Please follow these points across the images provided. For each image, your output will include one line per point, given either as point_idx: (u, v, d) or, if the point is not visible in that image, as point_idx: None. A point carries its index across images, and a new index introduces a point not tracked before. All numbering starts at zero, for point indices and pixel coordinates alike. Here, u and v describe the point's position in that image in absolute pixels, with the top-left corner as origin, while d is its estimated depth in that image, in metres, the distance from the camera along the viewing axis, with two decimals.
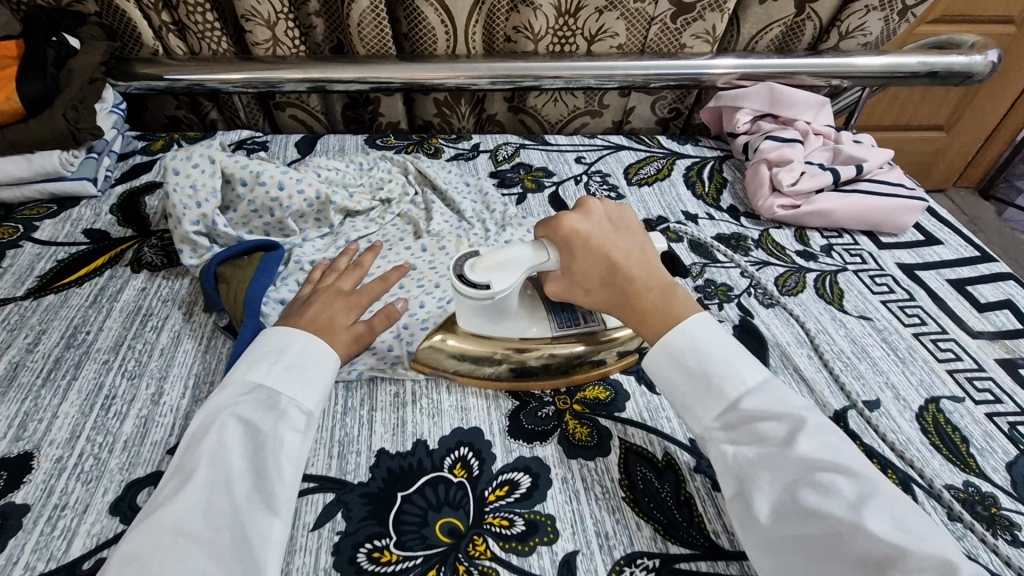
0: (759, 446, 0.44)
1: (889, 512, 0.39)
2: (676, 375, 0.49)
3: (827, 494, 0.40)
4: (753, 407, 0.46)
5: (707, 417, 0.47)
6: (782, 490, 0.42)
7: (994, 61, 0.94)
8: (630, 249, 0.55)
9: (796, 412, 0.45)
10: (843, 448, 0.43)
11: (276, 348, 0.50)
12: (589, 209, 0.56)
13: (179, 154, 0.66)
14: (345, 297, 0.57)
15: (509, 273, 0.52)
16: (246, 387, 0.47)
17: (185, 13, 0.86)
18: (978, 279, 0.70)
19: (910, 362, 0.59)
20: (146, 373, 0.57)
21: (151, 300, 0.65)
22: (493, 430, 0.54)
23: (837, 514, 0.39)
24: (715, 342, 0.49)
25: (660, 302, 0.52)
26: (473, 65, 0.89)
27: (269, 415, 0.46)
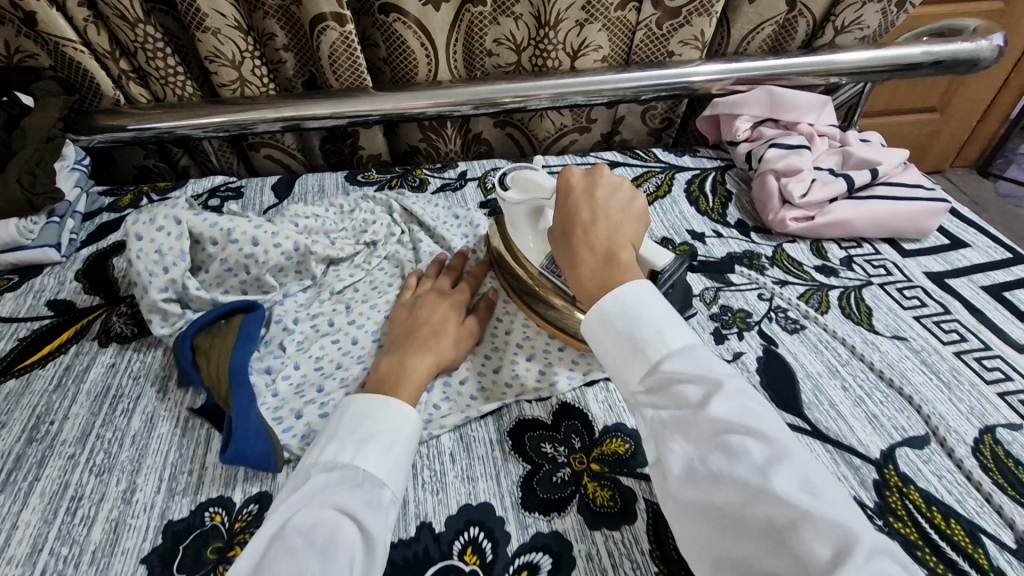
0: (677, 409, 0.40)
1: (800, 476, 0.34)
2: (607, 341, 0.45)
3: (735, 459, 0.35)
4: (674, 368, 0.41)
5: (632, 380, 0.43)
6: (692, 453, 0.37)
7: (1001, 45, 0.89)
8: (607, 215, 0.53)
9: (719, 376, 0.40)
10: (763, 414, 0.38)
11: (388, 435, 0.47)
12: (597, 172, 0.56)
13: (142, 216, 0.61)
14: (451, 297, 0.61)
15: (528, 191, 0.60)
16: (357, 476, 0.44)
17: (145, 60, 0.81)
18: (1015, 284, 0.66)
19: (956, 387, 0.55)
20: (115, 466, 0.51)
21: (121, 377, 0.59)
22: (506, 503, 0.48)
23: (742, 480, 0.34)
24: (650, 309, 0.44)
25: (600, 268, 0.49)
26: (454, 90, 0.84)
27: (376, 511, 0.43)
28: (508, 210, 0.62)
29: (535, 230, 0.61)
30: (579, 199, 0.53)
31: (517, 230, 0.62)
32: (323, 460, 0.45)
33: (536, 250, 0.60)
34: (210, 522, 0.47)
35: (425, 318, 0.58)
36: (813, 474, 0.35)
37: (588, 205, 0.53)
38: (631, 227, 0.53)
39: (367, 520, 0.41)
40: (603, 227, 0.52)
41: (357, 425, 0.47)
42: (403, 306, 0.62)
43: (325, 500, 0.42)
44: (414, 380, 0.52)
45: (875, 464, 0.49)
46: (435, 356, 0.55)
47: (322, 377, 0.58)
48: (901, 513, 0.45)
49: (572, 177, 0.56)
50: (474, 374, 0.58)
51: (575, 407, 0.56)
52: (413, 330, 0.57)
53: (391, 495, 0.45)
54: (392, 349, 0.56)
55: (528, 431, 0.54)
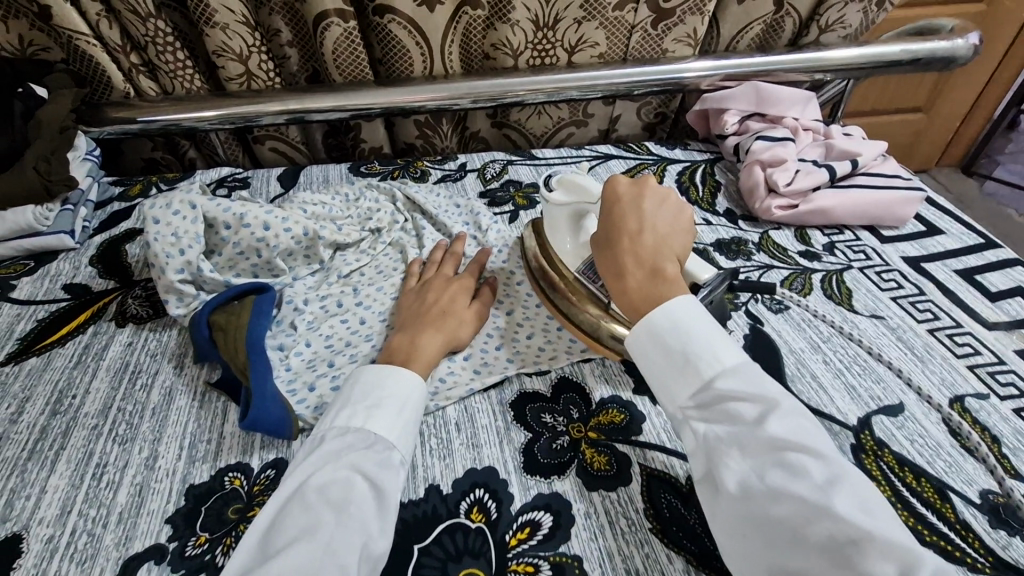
0: (732, 426, 0.42)
1: (857, 495, 0.37)
2: (654, 352, 0.48)
3: (794, 476, 0.38)
4: (726, 386, 0.44)
5: (682, 395, 0.46)
6: (749, 469, 0.40)
7: (976, 44, 0.93)
8: (653, 228, 0.55)
9: (772, 394, 0.43)
10: (817, 434, 0.41)
11: (398, 401, 0.50)
12: (644, 182, 0.58)
13: (158, 202, 0.63)
14: (458, 281, 0.64)
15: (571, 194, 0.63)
16: (367, 439, 0.47)
17: (155, 54, 0.84)
18: (986, 267, 0.70)
19: (928, 361, 0.58)
20: (137, 436, 0.54)
21: (139, 355, 0.62)
22: (508, 468, 0.52)
23: (803, 496, 0.37)
24: (700, 326, 0.47)
25: (646, 283, 0.52)
26: (454, 85, 0.87)
27: (386, 470, 0.46)
28: (551, 211, 0.64)
29: (573, 234, 0.64)
30: (626, 212, 0.56)
31: (556, 231, 0.65)
32: (337, 425, 0.48)
33: (572, 253, 0.63)
34: (230, 485, 0.50)
35: (434, 299, 0.61)
36: (869, 495, 0.37)
37: (636, 217, 0.55)
38: (677, 240, 0.56)
39: (378, 479, 0.45)
40: (651, 240, 0.54)
41: (368, 392, 0.50)
42: (411, 292, 0.64)
43: (343, 462, 0.45)
44: (424, 359, 0.55)
45: (853, 429, 0.52)
46: (444, 335, 0.58)
47: (333, 354, 0.61)
48: (876, 473, 0.49)
49: (618, 186, 0.58)
50: (478, 352, 0.61)
51: (573, 382, 0.59)
52: (422, 312, 0.60)
53: (401, 458, 0.48)
54: (403, 328, 0.58)
55: (528, 403, 0.57)
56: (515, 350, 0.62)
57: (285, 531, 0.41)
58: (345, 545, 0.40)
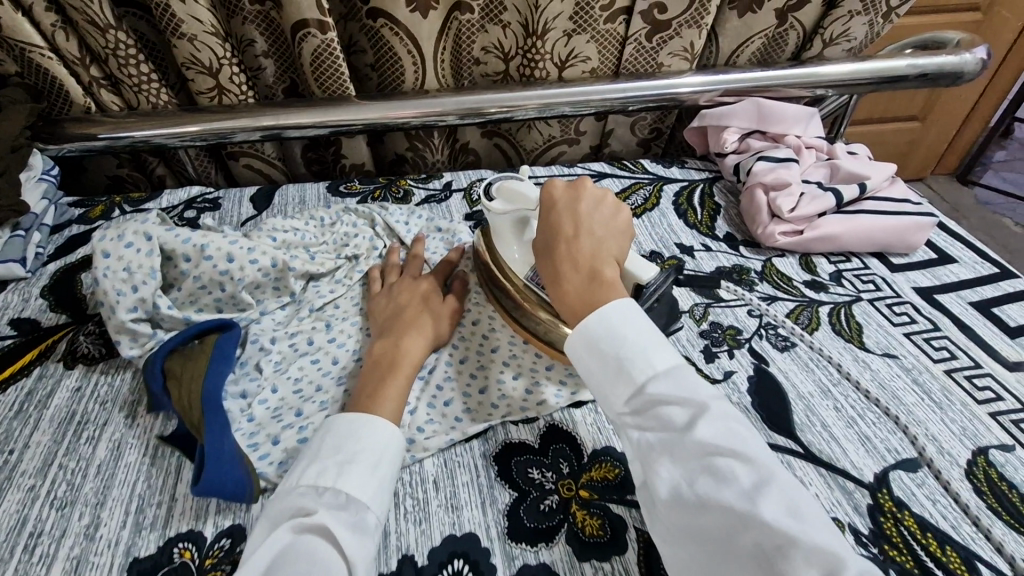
0: (662, 432, 0.40)
1: (786, 499, 0.34)
2: (590, 359, 0.45)
3: (722, 482, 0.36)
4: (658, 391, 0.41)
5: (617, 401, 0.43)
6: (678, 476, 0.38)
7: (983, 58, 0.89)
8: (590, 231, 0.52)
9: (704, 396, 0.40)
10: (746, 434, 0.38)
11: (374, 454, 0.45)
12: (579, 184, 0.54)
13: (109, 233, 0.57)
14: (425, 283, 0.62)
15: (511, 202, 0.60)
16: (339, 500, 0.42)
17: (117, 67, 0.78)
18: (1002, 300, 0.65)
19: (947, 407, 0.54)
20: (78, 499, 0.48)
21: (87, 402, 0.56)
22: (491, 534, 0.47)
23: (730, 505, 0.35)
24: (634, 327, 0.44)
25: (585, 287, 0.48)
26: (439, 100, 0.82)
27: (359, 536, 0.41)
28: (494, 221, 0.61)
29: (521, 241, 0.60)
30: (562, 214, 0.53)
31: (503, 241, 0.61)
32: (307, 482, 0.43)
33: (522, 261, 0.59)
34: (179, 558, 0.45)
35: (408, 302, 0.60)
36: (797, 494, 0.35)
37: (571, 221, 0.52)
38: (616, 242, 0.52)
39: (353, 550, 0.40)
40: (588, 243, 0.51)
41: (341, 445, 0.45)
42: (380, 295, 0.63)
43: (301, 523, 0.40)
44: (410, 360, 0.54)
45: (869, 488, 0.48)
46: (426, 336, 0.57)
47: (301, 400, 0.55)
48: (896, 540, 0.45)
49: (555, 191, 0.55)
50: (460, 396, 0.57)
51: (564, 431, 0.54)
52: (400, 314, 0.58)
53: (376, 522, 0.43)
54: (382, 334, 0.57)
55: (514, 456, 0.52)
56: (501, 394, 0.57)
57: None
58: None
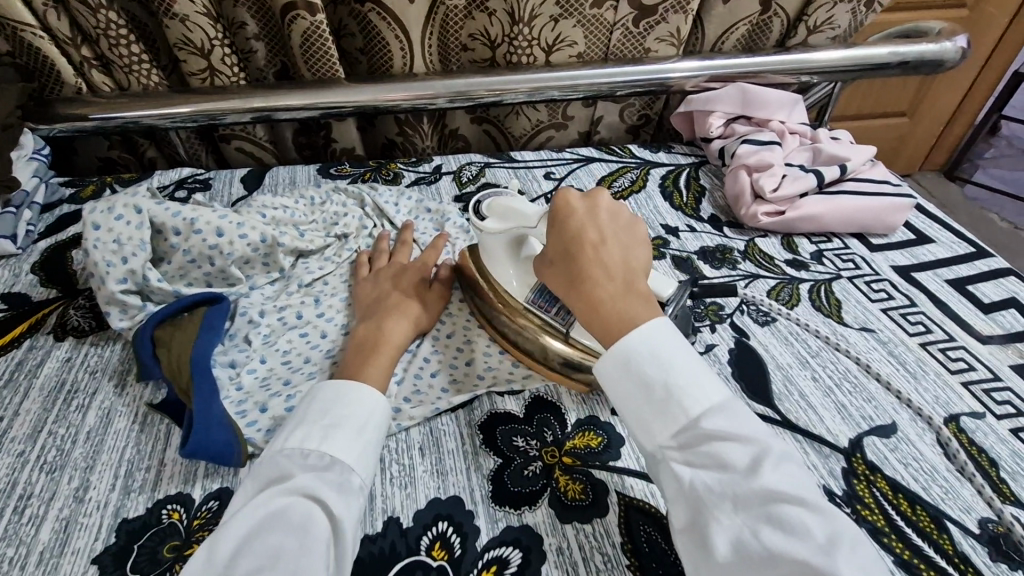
0: (718, 473, 0.38)
1: (858, 555, 0.34)
2: (631, 388, 0.43)
3: (793, 535, 0.34)
4: (711, 425, 0.40)
5: (662, 434, 0.41)
6: (741, 525, 0.36)
7: (963, 47, 0.91)
8: (617, 244, 0.50)
9: (760, 436, 0.39)
10: (807, 481, 0.37)
11: (359, 419, 0.46)
12: (596, 195, 0.53)
13: (99, 206, 0.58)
14: (413, 268, 0.63)
15: (506, 222, 0.56)
16: (323, 462, 0.43)
17: (107, 47, 0.78)
18: (978, 278, 0.67)
19: (921, 377, 0.55)
20: (67, 463, 0.49)
21: (77, 373, 0.57)
22: (475, 497, 0.47)
23: (804, 559, 0.33)
24: (677, 354, 0.43)
25: (621, 305, 0.47)
26: (428, 83, 0.83)
27: (343, 495, 0.42)
28: (486, 240, 0.58)
29: (515, 260, 0.58)
30: (587, 226, 0.50)
31: (498, 262, 0.58)
32: (291, 445, 0.43)
33: (519, 284, 0.57)
34: (168, 519, 0.45)
35: (393, 288, 0.60)
36: (864, 549, 0.35)
37: (596, 230, 0.50)
38: (639, 253, 0.51)
39: (336, 507, 0.41)
40: (617, 257, 0.49)
41: (326, 410, 0.45)
42: (366, 280, 0.62)
43: (285, 486, 0.41)
44: (392, 344, 0.54)
45: (844, 452, 0.49)
46: (410, 319, 0.57)
47: (290, 371, 0.56)
48: (868, 500, 0.46)
49: (571, 198, 0.52)
50: (447, 368, 0.58)
51: (548, 401, 0.55)
52: (383, 299, 0.58)
53: (361, 482, 0.43)
54: (366, 317, 0.57)
55: (499, 425, 0.53)
56: (487, 366, 0.58)
57: (233, 565, 0.36)
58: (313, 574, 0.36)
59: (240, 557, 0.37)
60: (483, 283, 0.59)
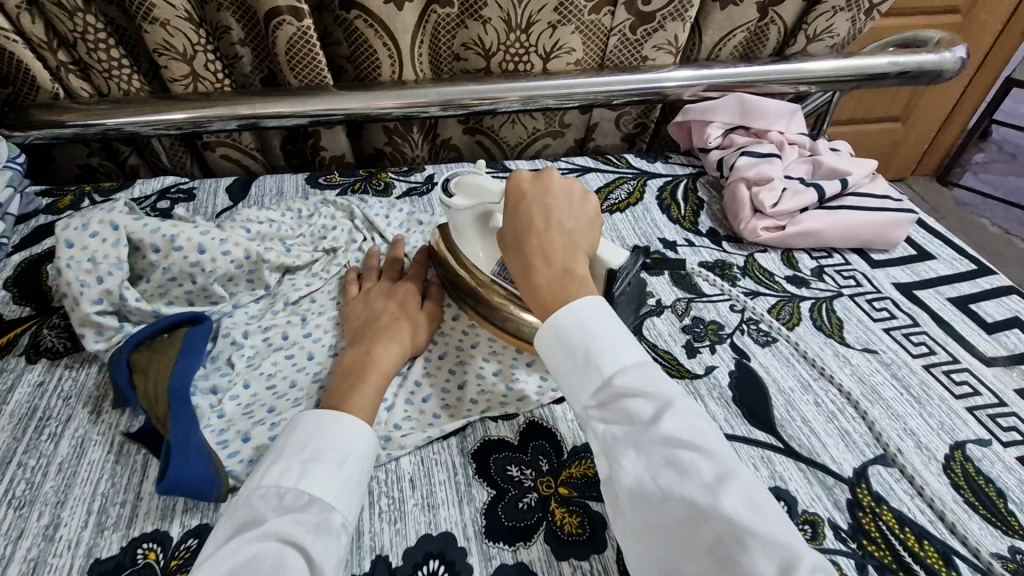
0: (626, 424, 0.38)
1: (747, 495, 0.34)
2: (558, 353, 0.44)
3: (684, 477, 0.35)
4: (626, 384, 0.39)
5: (584, 395, 0.41)
6: (642, 470, 0.36)
7: (963, 57, 0.90)
8: (561, 225, 0.50)
9: (669, 391, 0.39)
10: (709, 429, 0.37)
11: (339, 451, 0.44)
12: (547, 176, 0.53)
13: (73, 222, 0.55)
14: (404, 288, 0.61)
15: (473, 197, 0.58)
16: (301, 500, 0.41)
17: (86, 51, 0.75)
18: (981, 296, 0.66)
19: (926, 402, 0.54)
20: (37, 498, 0.46)
21: (49, 399, 0.54)
22: (468, 533, 0.45)
23: (691, 498, 0.34)
24: (606, 323, 0.43)
25: (555, 281, 0.47)
26: (421, 90, 0.81)
27: (323, 538, 0.40)
28: (455, 216, 0.59)
29: (483, 236, 0.60)
30: (532, 207, 0.51)
31: (466, 239, 0.60)
32: (266, 483, 0.41)
33: (486, 258, 0.59)
34: (143, 559, 0.43)
35: (384, 308, 0.58)
36: (756, 490, 0.35)
37: (540, 212, 0.51)
38: (588, 236, 0.51)
39: (314, 551, 0.39)
40: (558, 237, 0.49)
41: (305, 442, 0.43)
42: (356, 299, 0.60)
43: (257, 532, 0.39)
44: (382, 368, 0.51)
45: (848, 483, 0.48)
46: (402, 344, 0.55)
47: (275, 397, 0.54)
48: (875, 535, 0.44)
49: (521, 181, 0.53)
50: (439, 391, 0.55)
51: (544, 426, 0.53)
52: (373, 320, 0.56)
53: (343, 520, 0.41)
54: (355, 340, 0.55)
55: (493, 453, 0.51)
56: (480, 389, 0.56)
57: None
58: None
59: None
60: (452, 259, 0.61)
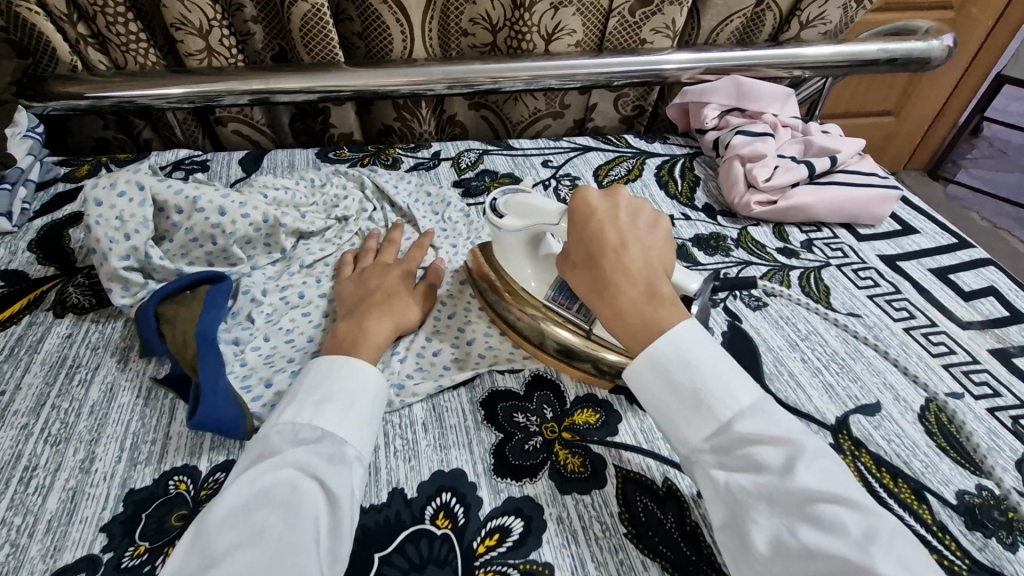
0: (755, 474, 0.39)
1: (896, 551, 0.34)
2: (659, 387, 0.44)
3: (830, 532, 0.35)
4: (745, 428, 0.40)
5: (695, 437, 0.42)
6: (779, 524, 0.37)
7: (950, 46, 0.93)
8: (638, 244, 0.50)
9: (794, 437, 0.40)
10: (842, 477, 0.38)
11: (348, 394, 0.46)
12: (615, 195, 0.52)
13: (101, 182, 0.58)
14: (397, 269, 0.61)
15: (529, 219, 0.55)
16: (315, 435, 0.44)
17: (104, 24, 0.78)
18: (960, 267, 0.70)
19: (904, 360, 0.58)
20: (72, 436, 0.49)
21: (78, 349, 0.57)
22: (478, 470, 0.49)
23: (841, 555, 0.34)
24: (708, 356, 0.43)
25: (644, 305, 0.46)
26: (429, 68, 0.83)
27: (338, 468, 0.43)
28: (504, 238, 0.57)
29: (533, 259, 0.58)
30: (607, 226, 0.50)
31: (513, 260, 0.58)
32: (283, 420, 0.44)
33: (539, 283, 0.57)
34: (175, 490, 0.46)
35: (377, 285, 0.58)
36: (904, 545, 0.35)
37: (616, 232, 0.49)
38: (662, 251, 0.51)
39: (330, 478, 0.42)
40: (639, 256, 0.49)
41: (316, 386, 0.46)
42: (346, 280, 0.61)
43: (274, 461, 0.42)
44: (374, 341, 0.52)
45: (831, 429, 0.51)
46: (393, 319, 0.55)
47: (294, 349, 0.57)
48: (853, 474, 0.48)
49: (590, 198, 0.51)
50: (449, 347, 0.59)
51: (548, 379, 0.57)
52: (366, 296, 0.57)
53: (356, 453, 0.44)
54: (348, 313, 0.55)
55: (500, 402, 0.54)
56: (488, 345, 0.59)
57: (218, 534, 0.38)
58: (298, 546, 0.37)
59: (225, 528, 0.38)
60: (497, 280, 0.58)
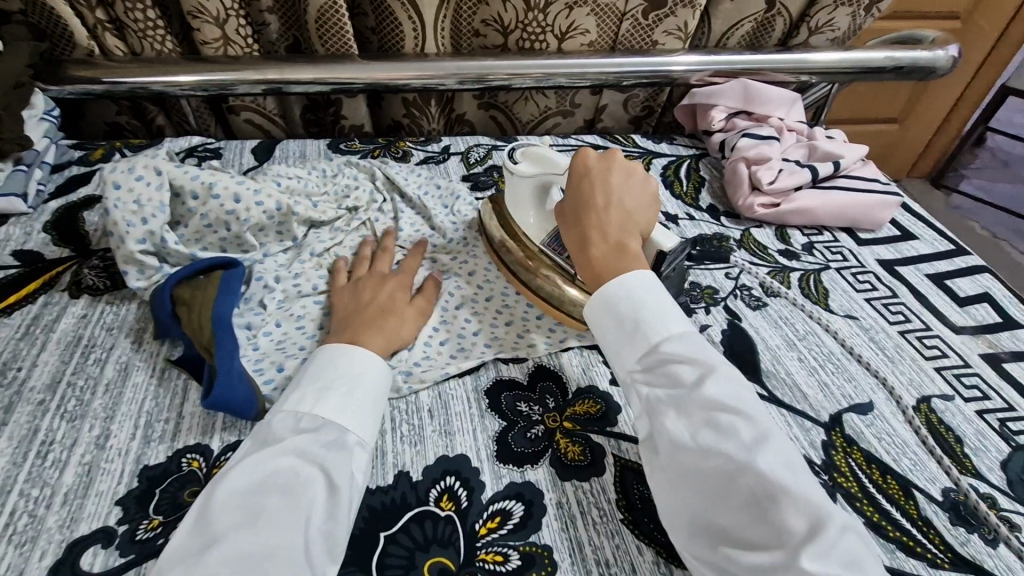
0: (670, 388, 0.42)
1: (781, 456, 0.38)
2: (607, 320, 0.48)
3: (724, 435, 0.38)
4: (671, 350, 0.43)
5: (629, 359, 0.45)
6: (683, 428, 0.40)
7: (955, 55, 0.95)
8: (622, 204, 0.53)
9: (714, 361, 0.43)
10: (750, 398, 0.41)
11: (349, 382, 0.48)
12: (612, 155, 0.56)
13: (119, 166, 0.58)
14: (393, 279, 0.61)
15: (540, 166, 0.63)
16: (316, 423, 0.45)
17: (123, 10, 0.79)
18: (957, 273, 0.71)
19: (898, 361, 0.59)
20: (87, 413, 0.51)
21: (93, 328, 0.58)
22: (481, 455, 0.50)
23: (730, 454, 0.37)
24: (654, 296, 0.47)
25: (609, 256, 0.50)
26: (442, 64, 0.84)
27: (337, 452, 0.44)
28: (517, 184, 0.64)
29: (538, 208, 0.64)
30: (594, 185, 0.54)
31: (521, 206, 0.64)
32: (285, 407, 0.45)
33: (538, 228, 0.63)
34: (187, 467, 0.48)
35: (371, 298, 0.57)
36: (790, 454, 0.38)
37: (603, 191, 0.53)
38: (645, 214, 0.54)
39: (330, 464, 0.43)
40: (617, 215, 0.52)
41: (320, 373, 0.48)
42: (341, 290, 0.60)
43: (275, 447, 0.43)
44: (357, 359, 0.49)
45: (825, 426, 0.53)
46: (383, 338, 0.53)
47: (305, 336, 0.58)
48: (845, 469, 0.50)
49: (588, 159, 0.55)
50: (456, 335, 0.60)
51: (551, 370, 0.58)
52: (360, 309, 0.56)
53: (358, 439, 0.46)
54: (338, 329, 0.54)
55: (504, 391, 0.56)
56: (494, 336, 0.60)
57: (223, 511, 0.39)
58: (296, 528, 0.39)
59: (227, 507, 0.39)
60: (505, 230, 0.65)
